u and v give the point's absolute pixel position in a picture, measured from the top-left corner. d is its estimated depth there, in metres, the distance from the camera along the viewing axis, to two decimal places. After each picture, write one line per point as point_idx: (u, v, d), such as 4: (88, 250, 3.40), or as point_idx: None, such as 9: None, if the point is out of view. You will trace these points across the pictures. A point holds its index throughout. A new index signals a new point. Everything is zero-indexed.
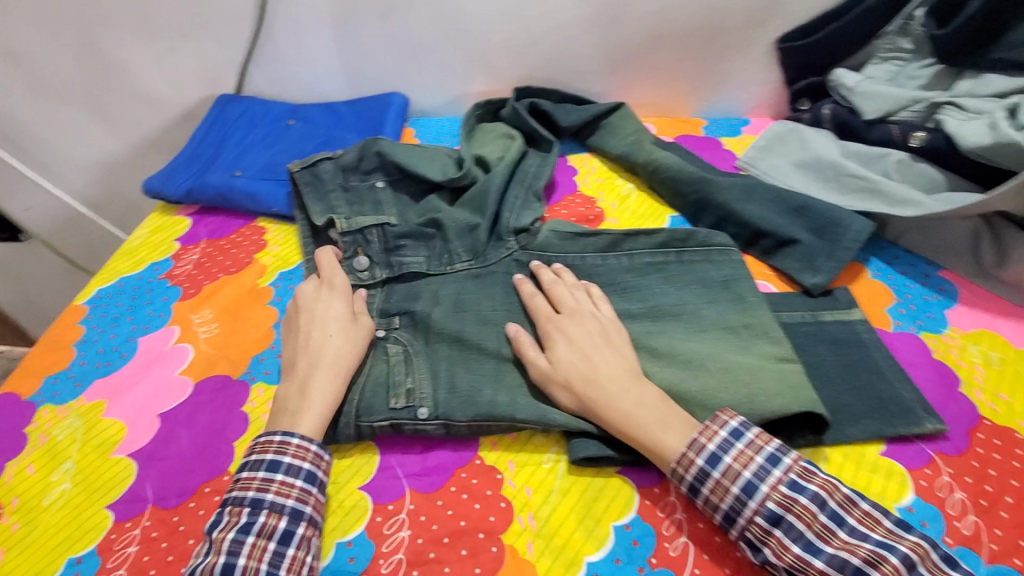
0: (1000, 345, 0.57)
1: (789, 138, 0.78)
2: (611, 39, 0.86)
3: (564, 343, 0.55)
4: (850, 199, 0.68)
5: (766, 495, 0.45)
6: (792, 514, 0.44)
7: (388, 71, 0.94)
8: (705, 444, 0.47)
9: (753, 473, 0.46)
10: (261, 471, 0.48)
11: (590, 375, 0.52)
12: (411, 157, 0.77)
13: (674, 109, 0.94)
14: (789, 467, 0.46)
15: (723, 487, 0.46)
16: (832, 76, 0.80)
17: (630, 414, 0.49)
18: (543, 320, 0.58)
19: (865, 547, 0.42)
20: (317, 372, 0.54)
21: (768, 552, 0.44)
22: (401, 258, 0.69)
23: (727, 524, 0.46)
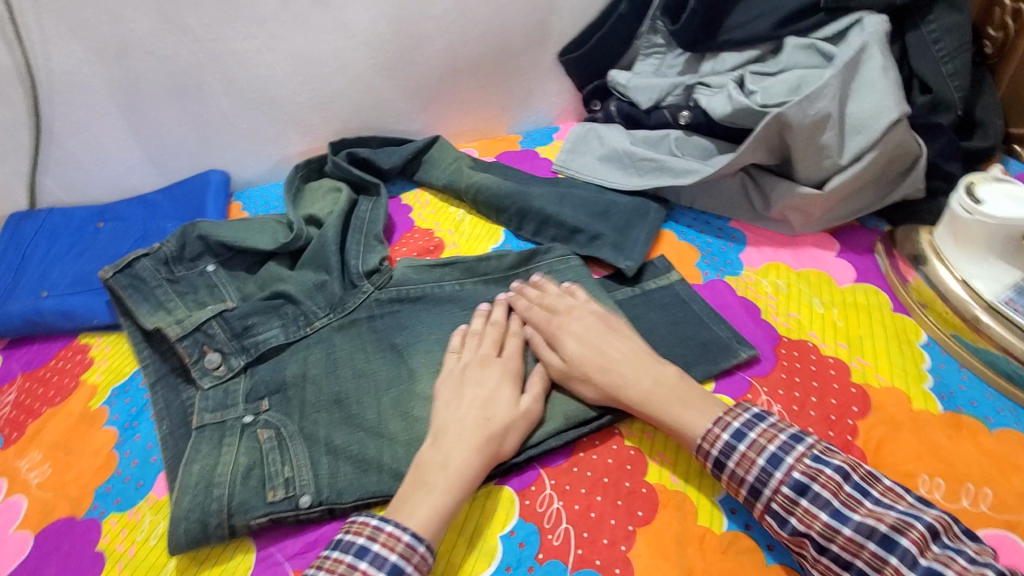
0: (784, 272, 0.67)
1: (590, 137, 0.88)
2: (413, 79, 0.91)
3: (574, 342, 0.57)
4: (648, 179, 0.78)
5: (790, 466, 0.46)
6: (818, 483, 0.45)
7: (198, 150, 0.91)
8: (732, 423, 0.49)
9: (777, 447, 0.47)
10: (382, 573, 0.44)
11: (604, 361, 0.55)
12: (237, 232, 0.75)
13: (490, 130, 1.01)
14: (811, 443, 0.47)
15: (748, 459, 0.47)
16: (609, 77, 0.92)
17: (652, 395, 0.52)
18: (543, 324, 0.60)
19: (889, 517, 0.42)
20: (458, 447, 0.50)
21: (795, 521, 0.45)
22: (255, 338, 0.67)
23: (754, 497, 0.47)
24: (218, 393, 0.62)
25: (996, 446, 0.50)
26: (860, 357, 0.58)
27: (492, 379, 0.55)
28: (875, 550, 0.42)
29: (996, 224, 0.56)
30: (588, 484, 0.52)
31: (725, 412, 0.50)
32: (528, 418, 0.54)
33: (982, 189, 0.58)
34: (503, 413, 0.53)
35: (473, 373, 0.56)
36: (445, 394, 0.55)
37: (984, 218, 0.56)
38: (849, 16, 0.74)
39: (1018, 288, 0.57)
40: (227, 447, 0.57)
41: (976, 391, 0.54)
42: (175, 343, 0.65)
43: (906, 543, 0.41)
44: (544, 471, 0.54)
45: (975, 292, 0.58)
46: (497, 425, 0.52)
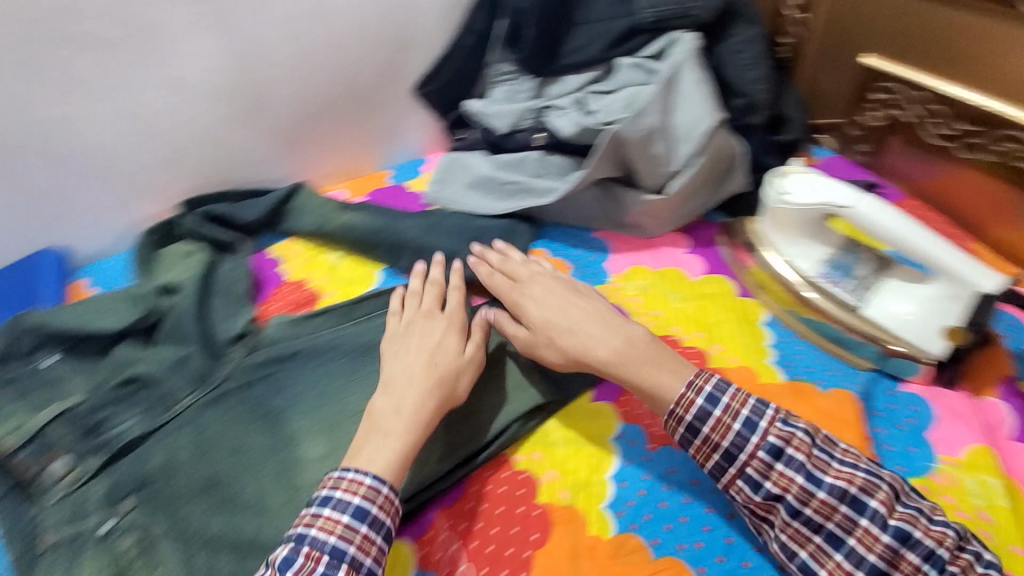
0: (646, 273, 0.72)
1: (455, 166, 0.90)
2: (265, 127, 0.88)
3: (534, 305, 0.61)
4: (514, 202, 0.82)
5: (766, 430, 0.48)
6: (792, 448, 0.48)
7: (21, 228, 0.80)
8: (705, 386, 0.51)
9: (750, 411, 0.49)
10: (347, 515, 0.46)
11: (567, 318, 0.58)
12: (77, 317, 0.67)
13: (359, 168, 0.99)
14: (778, 408, 0.50)
15: (724, 424, 0.49)
16: (465, 107, 0.94)
17: (608, 360, 0.54)
18: (508, 298, 0.63)
19: (858, 478, 0.46)
20: (412, 391, 0.54)
21: (769, 485, 0.48)
22: (110, 432, 0.60)
23: (726, 461, 0.49)
24: (68, 504, 0.55)
25: (832, 407, 0.56)
26: (716, 344, 0.63)
27: (438, 329, 0.60)
28: (849, 513, 0.46)
29: (806, 211, 0.62)
30: (484, 518, 0.52)
31: (697, 374, 0.52)
32: (475, 361, 0.58)
33: (788, 179, 0.63)
34: (452, 358, 0.57)
35: (415, 330, 0.60)
36: (393, 346, 0.59)
37: (797, 208, 0.62)
38: (664, 38, 0.84)
39: (829, 262, 0.65)
40: (82, 566, 0.51)
41: (811, 357, 0.62)
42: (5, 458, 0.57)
43: (876, 503, 0.45)
44: (440, 513, 0.53)
45: (799, 274, 0.65)
46: (447, 367, 0.56)
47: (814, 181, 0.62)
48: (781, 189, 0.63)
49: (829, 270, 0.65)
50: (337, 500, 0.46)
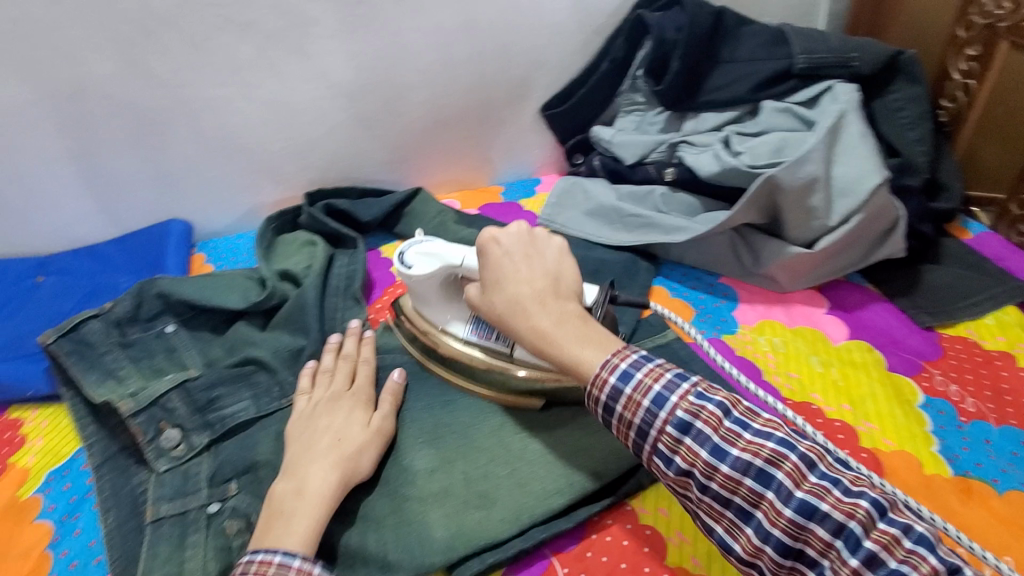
0: (777, 330, 0.69)
1: (575, 191, 0.85)
2: (392, 132, 0.88)
3: (494, 268, 0.53)
4: (638, 236, 0.78)
5: (675, 405, 0.43)
6: (700, 420, 0.42)
7: (157, 201, 0.85)
8: (619, 364, 0.45)
9: (663, 385, 0.44)
10: None
11: (523, 292, 0.51)
12: (203, 290, 0.70)
13: (473, 181, 0.97)
14: (695, 381, 0.45)
15: (635, 402, 0.44)
16: (592, 132, 0.91)
17: (536, 339, 0.49)
18: (483, 232, 0.55)
19: (766, 448, 0.41)
20: (313, 467, 0.50)
21: (678, 461, 0.43)
22: (221, 411, 0.61)
23: (641, 440, 0.44)
24: (176, 478, 0.56)
25: (1007, 513, 0.51)
26: (866, 421, 0.59)
27: (341, 410, 0.55)
28: (753, 486, 0.40)
29: (428, 280, 0.59)
30: (606, 570, 0.48)
31: (618, 351, 0.47)
32: (382, 434, 0.54)
33: (410, 254, 0.60)
34: (353, 433, 0.53)
35: (321, 406, 0.56)
36: (297, 433, 0.54)
37: (421, 279, 0.59)
38: (822, 84, 0.79)
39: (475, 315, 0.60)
40: (192, 548, 0.50)
41: (979, 453, 0.56)
42: (127, 421, 0.59)
43: (781, 475, 0.40)
44: (555, 557, 0.50)
45: (441, 332, 0.61)
46: (351, 443, 0.52)
47: (430, 250, 0.59)
48: (405, 263, 0.60)
49: (477, 324, 0.60)
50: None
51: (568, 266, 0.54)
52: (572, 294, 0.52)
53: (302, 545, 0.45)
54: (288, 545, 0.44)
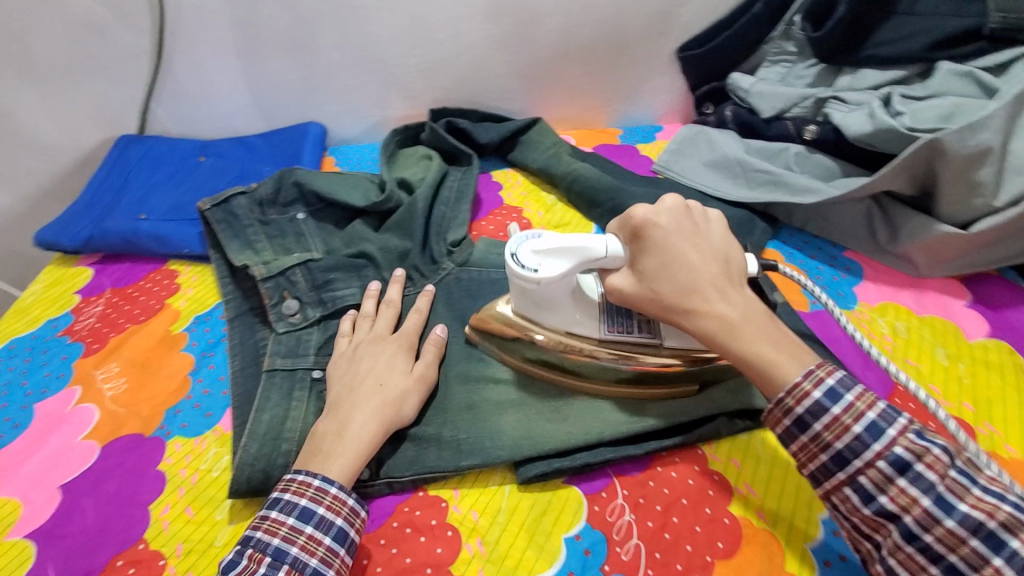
0: (903, 314, 0.63)
1: (698, 140, 0.81)
2: (520, 58, 0.87)
3: (656, 253, 0.48)
4: (759, 194, 0.73)
5: (892, 439, 0.41)
6: (923, 463, 0.40)
7: (299, 102, 0.92)
8: (824, 378, 0.43)
9: (877, 415, 0.42)
10: (291, 517, 0.44)
11: (697, 279, 0.47)
12: (332, 185, 0.76)
13: (591, 120, 0.96)
14: (911, 419, 0.42)
15: (842, 424, 0.42)
16: (730, 80, 0.86)
17: (723, 331, 0.46)
18: (640, 213, 0.50)
19: (1003, 510, 0.38)
20: (355, 409, 0.50)
21: (884, 501, 0.40)
22: (333, 292, 0.67)
23: (836, 467, 0.42)
24: (290, 340, 0.63)
25: None
26: (988, 424, 0.53)
27: (383, 354, 0.55)
28: (979, 549, 0.37)
29: (562, 280, 0.50)
30: (665, 501, 0.48)
31: (818, 365, 0.44)
32: (423, 383, 0.54)
33: (528, 253, 0.50)
34: (393, 378, 0.53)
35: (366, 348, 0.56)
36: (340, 372, 0.54)
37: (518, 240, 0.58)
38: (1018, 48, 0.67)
39: (607, 309, 0.53)
40: (296, 402, 0.57)
41: None
42: (260, 286, 0.67)
43: (1016, 545, 0.37)
44: (616, 478, 0.50)
45: (568, 334, 0.53)
46: (393, 389, 0.52)
47: (557, 247, 0.49)
48: (526, 266, 0.50)
49: (612, 318, 0.53)
50: (253, 542, 0.43)
51: (732, 249, 0.50)
52: (741, 276, 0.49)
53: (341, 476, 0.46)
54: (332, 473, 0.46)
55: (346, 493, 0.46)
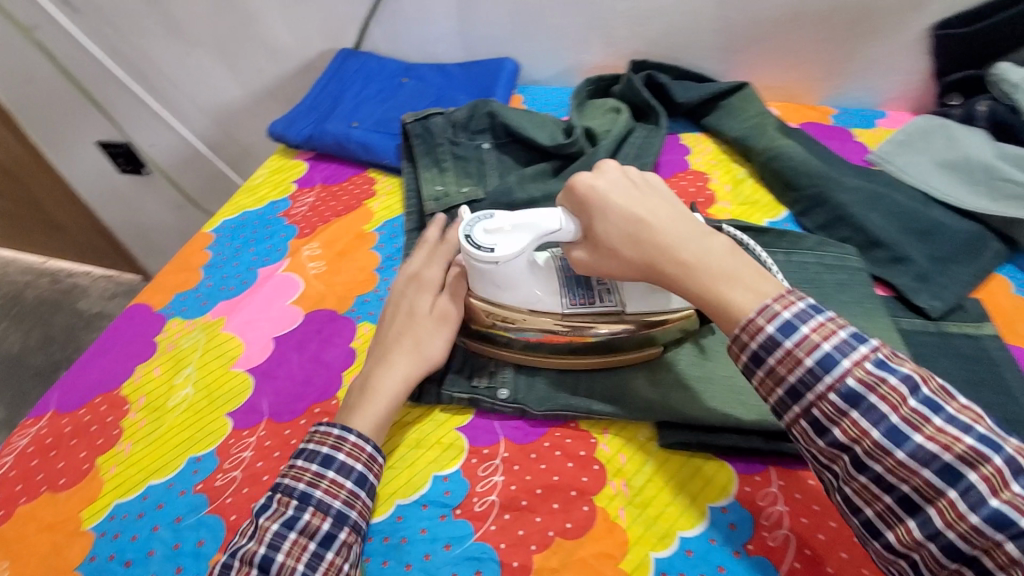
0: None
1: (934, 134, 0.71)
2: (738, 16, 0.81)
3: (602, 216, 0.48)
4: (999, 207, 0.62)
5: (846, 371, 0.38)
6: (876, 395, 0.37)
7: (502, 36, 0.95)
8: (779, 311, 0.40)
9: (833, 347, 0.38)
10: (314, 464, 0.46)
11: (644, 234, 0.46)
12: (521, 121, 0.77)
13: (800, 95, 0.88)
14: (876, 347, 0.38)
15: (793, 358, 0.39)
16: (993, 70, 0.72)
17: (694, 269, 0.44)
18: (579, 183, 0.49)
19: (962, 443, 0.35)
20: (377, 370, 0.52)
21: (836, 433, 0.38)
22: None
23: (790, 400, 0.39)
24: None
25: None
26: None
27: (416, 298, 0.56)
28: (933, 480, 0.35)
29: (517, 259, 0.50)
30: (825, 503, 0.45)
31: (776, 296, 0.42)
32: (448, 325, 0.55)
33: (482, 234, 0.50)
34: (416, 324, 0.54)
35: (398, 296, 0.58)
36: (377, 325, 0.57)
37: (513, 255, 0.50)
38: None
39: (568, 283, 0.53)
40: None
41: None
42: (427, 216, 0.72)
43: (974, 478, 0.34)
44: (773, 468, 0.48)
45: (530, 313, 0.53)
46: (412, 337, 0.54)
47: (511, 224, 0.49)
48: (483, 246, 0.50)
49: (573, 292, 0.52)
50: (282, 486, 0.45)
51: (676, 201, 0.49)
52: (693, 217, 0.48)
53: (360, 427, 0.49)
54: (360, 427, 0.49)
55: (365, 440, 0.48)
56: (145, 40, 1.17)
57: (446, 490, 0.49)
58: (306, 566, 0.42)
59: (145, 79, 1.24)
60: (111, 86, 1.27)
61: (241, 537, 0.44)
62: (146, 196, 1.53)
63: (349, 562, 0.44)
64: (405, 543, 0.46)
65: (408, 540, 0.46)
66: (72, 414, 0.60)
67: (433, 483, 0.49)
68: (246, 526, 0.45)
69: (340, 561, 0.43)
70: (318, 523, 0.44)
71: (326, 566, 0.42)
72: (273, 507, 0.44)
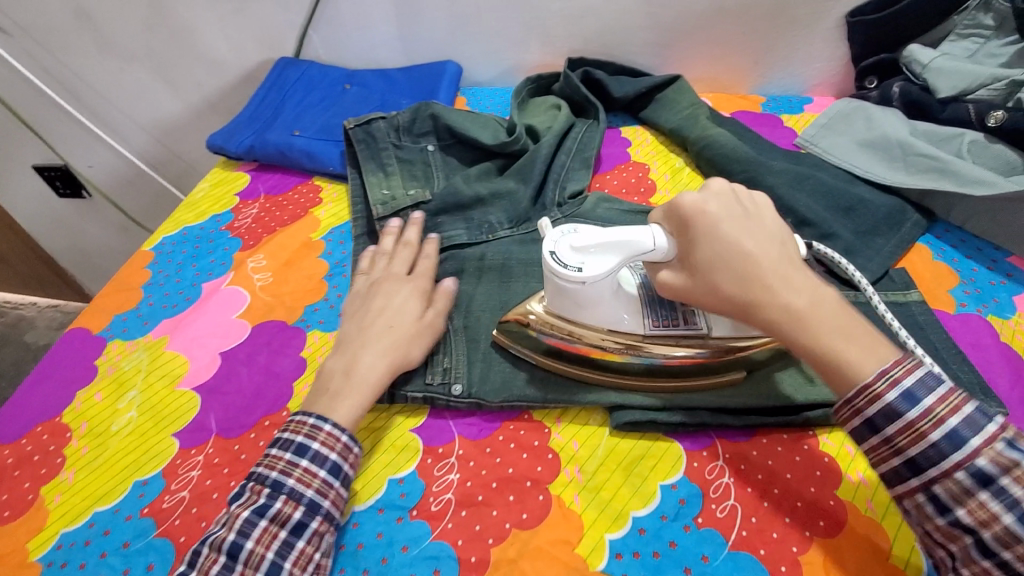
0: None
1: (855, 116, 0.75)
2: (667, 11, 0.84)
3: (709, 242, 0.44)
4: (917, 180, 0.66)
5: (976, 449, 0.35)
6: (1011, 477, 0.35)
7: (442, 39, 0.95)
8: (902, 378, 0.38)
9: (961, 421, 0.36)
10: (289, 453, 0.46)
11: (753, 277, 0.42)
12: (465, 121, 0.78)
13: (732, 85, 0.91)
14: (1004, 424, 0.36)
15: (916, 430, 0.37)
16: (906, 52, 0.77)
17: (808, 319, 0.41)
18: (686, 206, 0.46)
19: None
20: (364, 354, 0.52)
21: (961, 514, 0.36)
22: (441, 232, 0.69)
23: (909, 473, 0.38)
24: None
25: None
26: None
27: (400, 293, 0.57)
28: None
29: (606, 279, 0.48)
30: (767, 472, 0.47)
31: (892, 359, 0.39)
32: (432, 329, 0.55)
33: (568, 251, 0.48)
34: (406, 321, 0.54)
35: (383, 288, 0.58)
36: (357, 311, 0.56)
37: (598, 276, 0.48)
38: None
39: (650, 304, 0.51)
40: None
41: None
42: (376, 221, 0.71)
43: None
44: (719, 443, 0.50)
45: (611, 333, 0.51)
46: (399, 331, 0.54)
47: (601, 241, 0.46)
48: (570, 265, 0.47)
49: (656, 313, 0.51)
50: (256, 474, 0.45)
51: (785, 236, 0.45)
52: (800, 262, 0.44)
53: (344, 416, 0.48)
54: (340, 415, 0.48)
55: (340, 430, 0.47)
56: (73, 57, 1.13)
57: (402, 492, 0.49)
58: (277, 554, 0.42)
59: (76, 98, 1.19)
60: (40, 107, 1.21)
61: (216, 523, 0.45)
62: (87, 219, 1.46)
63: (321, 551, 0.44)
64: (362, 549, 0.46)
65: (365, 546, 0.46)
66: (11, 446, 0.57)
67: (389, 486, 0.49)
68: (223, 512, 0.46)
69: (311, 550, 0.43)
70: (290, 511, 0.44)
71: (296, 556, 0.43)
72: (247, 494, 0.45)
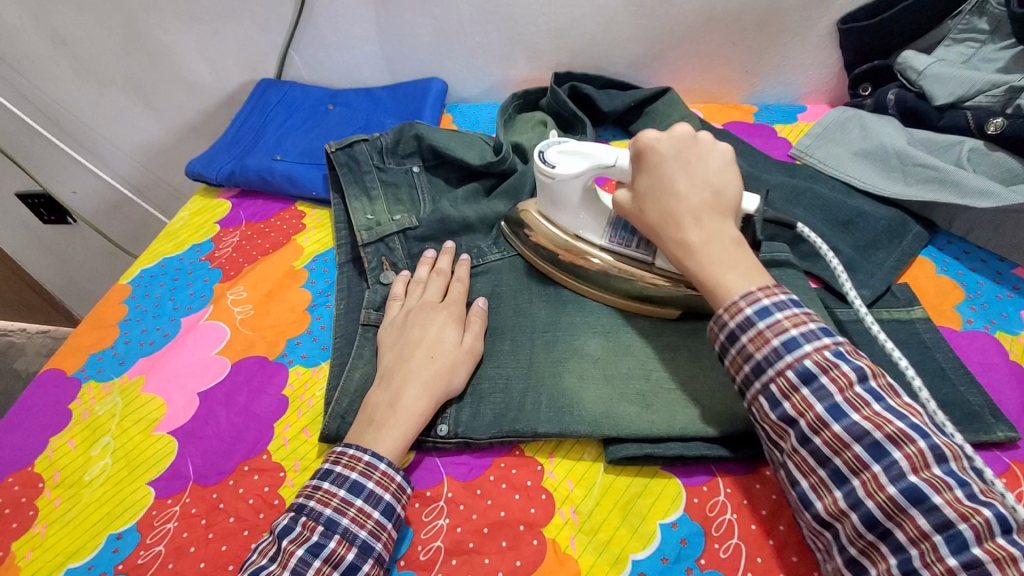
0: None
1: (849, 125, 0.73)
2: (654, 22, 0.82)
3: (649, 175, 0.49)
4: (915, 191, 0.64)
5: (806, 353, 0.40)
6: (827, 377, 0.38)
7: (426, 56, 0.93)
8: (761, 298, 0.42)
9: (802, 331, 0.40)
10: (343, 489, 0.44)
11: (670, 204, 0.47)
12: (449, 141, 0.75)
13: (724, 95, 0.89)
14: (840, 340, 0.40)
15: (763, 337, 0.41)
16: (899, 58, 0.75)
17: (698, 249, 0.46)
18: (639, 142, 0.50)
19: (892, 425, 0.37)
20: (408, 384, 0.50)
21: (786, 407, 0.39)
22: None
23: (754, 377, 0.41)
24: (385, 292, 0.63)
25: None
26: None
27: (434, 321, 0.55)
28: (861, 454, 0.37)
29: (573, 180, 0.56)
30: (772, 507, 0.45)
31: (760, 285, 0.43)
32: (472, 355, 0.54)
33: (552, 152, 0.57)
34: (446, 349, 0.53)
35: (417, 316, 0.56)
36: (393, 341, 0.55)
37: (568, 178, 0.56)
38: None
39: (615, 221, 0.58)
40: None
41: None
42: (360, 247, 0.69)
43: (898, 457, 0.36)
44: (720, 477, 0.47)
45: (576, 237, 0.59)
46: (439, 360, 0.52)
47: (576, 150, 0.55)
48: (547, 162, 0.57)
49: (617, 230, 0.57)
50: (308, 509, 0.43)
51: (727, 179, 0.48)
52: (732, 209, 0.47)
53: (389, 453, 0.46)
54: (384, 449, 0.46)
55: (395, 470, 0.46)
56: (52, 84, 1.10)
57: None
58: None
59: (56, 124, 1.17)
60: (20, 135, 1.19)
61: (259, 558, 0.42)
62: (73, 245, 1.44)
63: None
64: None
65: None
66: None
67: None
68: (265, 546, 0.43)
69: None
70: (342, 552, 0.42)
71: None
72: (296, 531, 0.42)
